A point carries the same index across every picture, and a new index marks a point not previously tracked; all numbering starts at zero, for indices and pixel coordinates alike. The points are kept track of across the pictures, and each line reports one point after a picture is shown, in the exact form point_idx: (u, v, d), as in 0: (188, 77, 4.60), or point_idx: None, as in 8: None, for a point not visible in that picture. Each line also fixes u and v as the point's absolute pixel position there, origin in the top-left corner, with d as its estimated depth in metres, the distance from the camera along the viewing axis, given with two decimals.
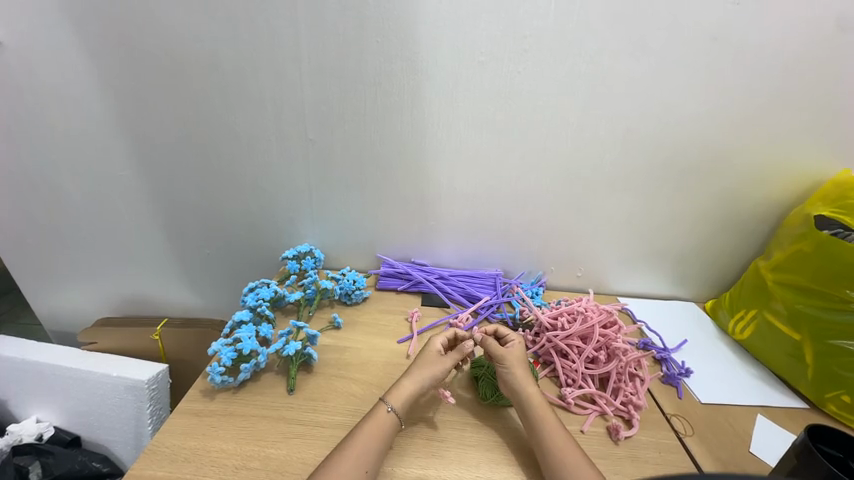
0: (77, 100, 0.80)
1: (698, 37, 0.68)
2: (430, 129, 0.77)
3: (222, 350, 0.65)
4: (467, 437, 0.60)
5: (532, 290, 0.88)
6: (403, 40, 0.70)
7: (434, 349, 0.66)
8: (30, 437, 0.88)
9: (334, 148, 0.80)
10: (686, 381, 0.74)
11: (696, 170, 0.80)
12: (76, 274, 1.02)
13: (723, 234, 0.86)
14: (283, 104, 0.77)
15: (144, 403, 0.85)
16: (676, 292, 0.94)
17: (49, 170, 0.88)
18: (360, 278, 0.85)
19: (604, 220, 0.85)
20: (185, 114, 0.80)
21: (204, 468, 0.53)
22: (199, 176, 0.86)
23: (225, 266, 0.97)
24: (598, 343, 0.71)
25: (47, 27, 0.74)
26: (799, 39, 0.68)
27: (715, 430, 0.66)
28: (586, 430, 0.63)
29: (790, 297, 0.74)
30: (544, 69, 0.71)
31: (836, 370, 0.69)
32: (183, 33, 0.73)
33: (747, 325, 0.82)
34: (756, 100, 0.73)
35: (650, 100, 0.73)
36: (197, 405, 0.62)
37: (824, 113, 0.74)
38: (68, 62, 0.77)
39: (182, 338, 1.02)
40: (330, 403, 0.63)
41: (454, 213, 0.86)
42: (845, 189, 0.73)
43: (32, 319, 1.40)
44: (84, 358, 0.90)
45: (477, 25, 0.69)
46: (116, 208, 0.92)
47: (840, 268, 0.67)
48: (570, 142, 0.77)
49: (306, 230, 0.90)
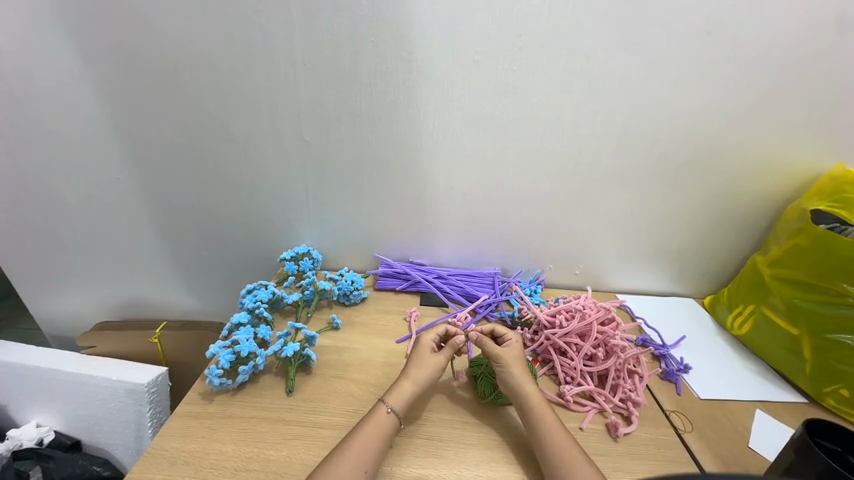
0: (73, 104, 0.80)
1: (691, 34, 0.69)
2: (426, 129, 0.77)
3: (221, 352, 0.64)
4: (466, 436, 0.60)
5: (530, 288, 0.88)
6: (398, 41, 0.70)
7: (430, 347, 0.66)
8: (30, 442, 0.88)
9: (330, 149, 0.80)
10: (685, 377, 0.74)
11: (692, 166, 0.80)
12: (74, 278, 1.02)
13: (720, 230, 0.86)
14: (278, 105, 0.77)
15: (144, 406, 0.85)
16: (674, 289, 0.94)
17: (46, 174, 0.88)
18: (359, 278, 0.85)
19: (602, 217, 0.85)
20: (181, 116, 0.80)
21: (203, 471, 0.53)
22: (196, 178, 0.86)
23: (223, 268, 0.97)
24: (596, 340, 0.72)
25: (41, 31, 0.74)
26: (793, 34, 0.68)
27: (714, 426, 0.66)
28: (585, 427, 0.63)
29: (787, 292, 0.74)
30: (540, 67, 0.71)
31: (834, 363, 0.69)
32: (178, 37, 0.73)
33: (746, 320, 0.82)
34: (751, 94, 0.73)
35: (645, 97, 0.73)
36: (196, 408, 0.62)
37: (819, 107, 0.74)
38: (62, 65, 0.77)
39: (182, 341, 1.02)
40: (329, 404, 0.63)
41: (452, 212, 0.86)
42: (840, 182, 0.73)
43: (31, 324, 1.39)
44: (85, 363, 0.90)
45: (471, 24, 0.69)
46: (113, 212, 0.92)
47: (837, 262, 0.67)
48: (566, 140, 0.77)
49: (304, 231, 0.90)
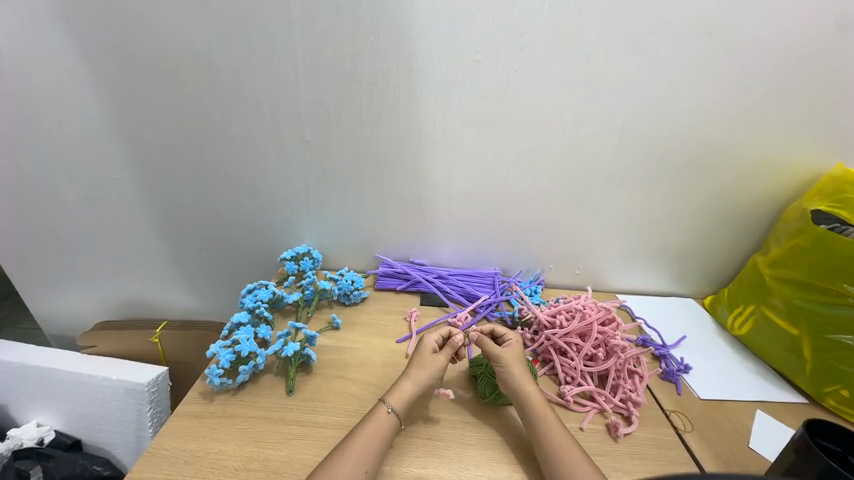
0: (73, 104, 0.80)
1: (691, 34, 0.69)
2: (426, 129, 0.77)
3: (221, 352, 0.64)
4: (466, 436, 0.60)
5: (530, 288, 0.88)
6: (398, 40, 0.70)
7: (432, 347, 0.66)
8: (31, 441, 0.88)
9: (330, 149, 0.80)
10: (685, 377, 0.74)
11: (693, 166, 0.80)
12: (74, 277, 1.02)
13: (721, 230, 0.86)
14: (279, 105, 0.77)
15: (144, 406, 0.85)
16: (674, 289, 0.94)
17: (46, 174, 0.88)
18: (359, 278, 0.85)
19: (602, 217, 0.85)
20: (181, 115, 0.80)
21: (203, 470, 0.53)
22: (196, 178, 0.86)
23: (224, 268, 0.97)
24: (596, 340, 0.72)
25: (41, 31, 0.74)
26: (793, 34, 0.68)
27: (714, 427, 0.66)
28: (585, 428, 0.63)
29: (787, 292, 0.74)
30: (541, 67, 0.71)
31: (834, 364, 0.69)
32: (178, 37, 0.73)
33: (746, 320, 0.82)
34: (751, 94, 0.73)
35: (645, 97, 0.73)
36: (196, 407, 0.62)
37: (820, 107, 0.74)
38: (62, 65, 0.77)
39: (181, 340, 1.02)
40: (329, 404, 0.63)
41: (453, 212, 0.86)
42: (841, 182, 0.73)
43: (31, 324, 1.40)
44: (85, 362, 0.90)
45: (471, 24, 0.69)
46: (113, 212, 0.92)
47: (836, 262, 0.68)
48: (566, 139, 0.77)
49: (304, 231, 0.90)
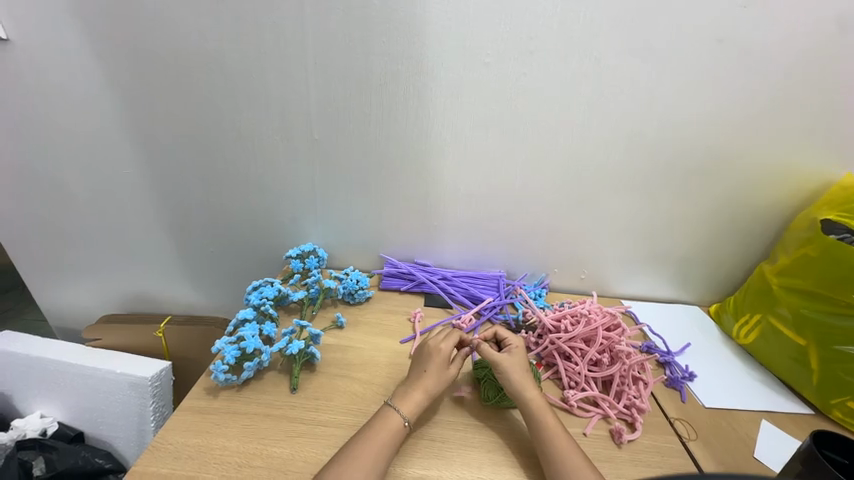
0: (83, 98, 0.81)
1: (704, 39, 0.68)
2: (434, 129, 0.77)
3: (226, 349, 0.64)
4: (470, 438, 0.60)
5: (535, 292, 0.88)
6: (409, 40, 0.70)
7: (443, 359, 0.64)
8: (34, 432, 0.88)
9: (338, 147, 0.80)
10: (689, 384, 0.74)
11: (702, 173, 0.79)
12: (80, 270, 1.03)
13: (728, 238, 0.86)
14: (288, 102, 0.77)
15: (146, 400, 0.85)
16: (679, 295, 0.94)
17: (54, 166, 0.89)
18: (363, 278, 0.85)
19: (608, 221, 0.85)
20: (191, 111, 0.80)
21: (207, 466, 0.53)
22: (204, 173, 0.86)
23: (228, 264, 0.97)
24: (602, 346, 0.71)
25: (56, 26, 0.75)
26: (805, 41, 0.68)
27: (718, 435, 0.65)
28: (588, 433, 0.62)
29: (795, 301, 0.73)
30: (553, 68, 0.71)
31: (840, 375, 0.68)
32: (191, 34, 0.73)
33: (752, 330, 0.81)
34: (762, 102, 0.73)
35: (656, 101, 0.73)
36: (199, 403, 0.62)
37: (831, 115, 0.73)
38: (75, 59, 0.77)
39: (185, 336, 1.02)
40: (332, 403, 0.63)
41: (458, 213, 0.86)
42: (850, 193, 0.73)
43: (37, 315, 1.41)
44: (85, 355, 0.91)
45: (482, 25, 0.68)
46: (121, 205, 0.92)
47: (845, 272, 0.67)
48: (574, 142, 0.77)
49: (310, 230, 0.91)
